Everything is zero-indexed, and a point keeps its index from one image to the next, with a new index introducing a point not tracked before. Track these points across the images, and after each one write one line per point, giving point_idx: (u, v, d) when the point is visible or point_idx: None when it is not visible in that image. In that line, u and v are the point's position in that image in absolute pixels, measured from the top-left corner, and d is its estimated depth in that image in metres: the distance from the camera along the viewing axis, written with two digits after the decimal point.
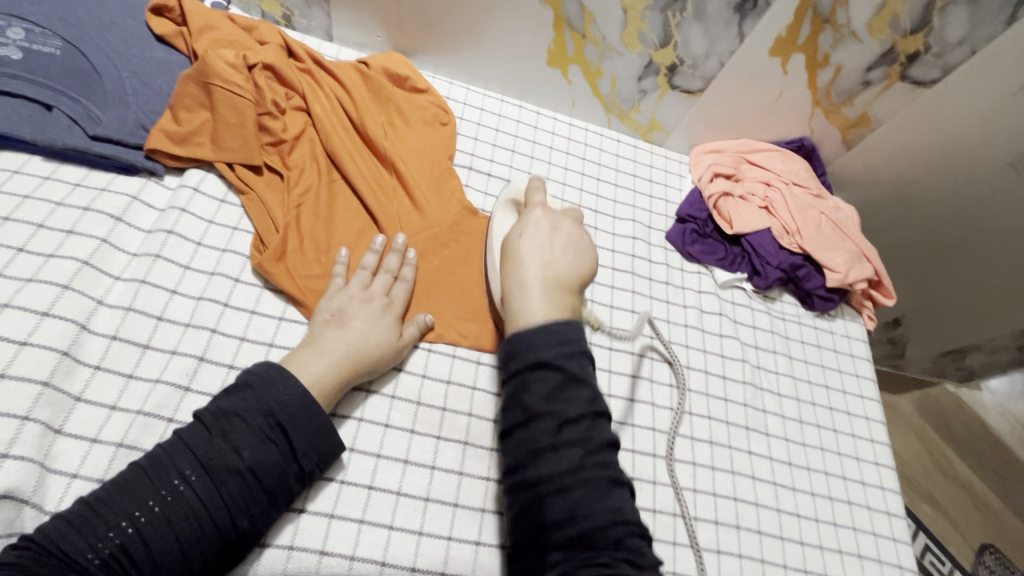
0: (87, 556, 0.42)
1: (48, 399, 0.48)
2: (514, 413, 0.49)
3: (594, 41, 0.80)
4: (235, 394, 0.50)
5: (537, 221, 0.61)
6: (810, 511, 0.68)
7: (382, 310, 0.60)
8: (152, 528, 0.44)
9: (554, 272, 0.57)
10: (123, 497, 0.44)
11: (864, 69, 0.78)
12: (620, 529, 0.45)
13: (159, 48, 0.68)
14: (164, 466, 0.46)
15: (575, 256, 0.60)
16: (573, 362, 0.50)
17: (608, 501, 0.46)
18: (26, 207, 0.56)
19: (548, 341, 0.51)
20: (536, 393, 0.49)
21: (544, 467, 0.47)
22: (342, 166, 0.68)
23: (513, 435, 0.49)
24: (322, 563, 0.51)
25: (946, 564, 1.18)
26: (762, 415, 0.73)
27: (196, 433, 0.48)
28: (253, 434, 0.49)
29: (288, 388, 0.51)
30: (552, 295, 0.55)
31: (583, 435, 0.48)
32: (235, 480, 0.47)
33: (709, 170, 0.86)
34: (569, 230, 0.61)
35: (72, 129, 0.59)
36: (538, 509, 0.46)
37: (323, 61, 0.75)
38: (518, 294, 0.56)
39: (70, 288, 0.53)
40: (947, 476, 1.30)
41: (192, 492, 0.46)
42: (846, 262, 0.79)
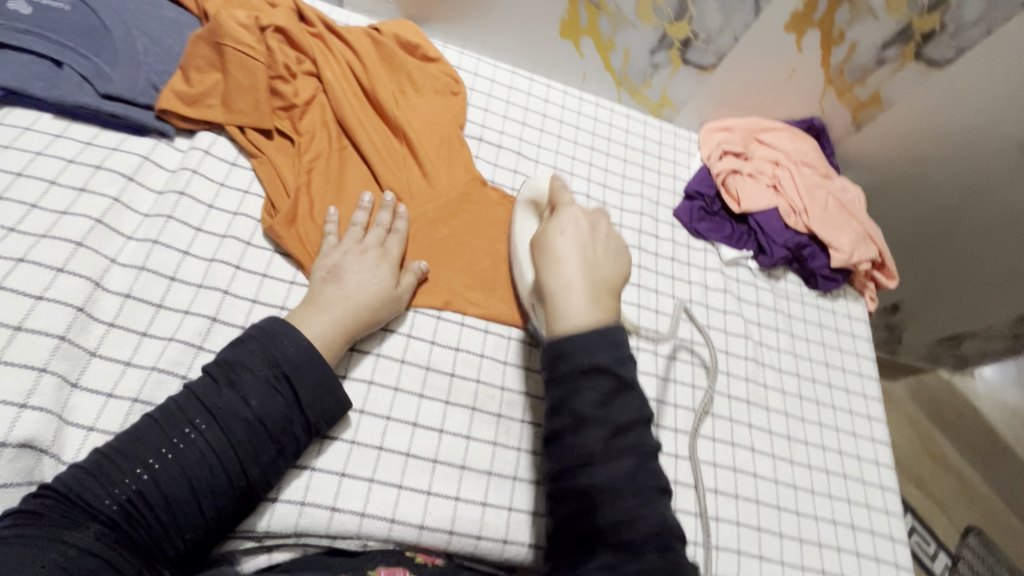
0: (104, 502, 0.43)
1: (65, 353, 0.49)
2: (562, 417, 0.48)
3: (608, 13, 0.79)
4: (240, 345, 0.51)
5: (576, 219, 0.58)
6: (807, 483, 0.70)
7: (377, 261, 0.60)
8: (167, 474, 0.45)
9: (597, 275, 0.55)
10: (136, 444, 0.45)
11: (878, 47, 0.78)
12: (670, 541, 0.45)
13: (169, 8, 0.67)
14: (174, 415, 0.47)
15: (616, 260, 0.57)
16: (622, 367, 0.49)
17: (659, 514, 0.45)
18: (39, 163, 0.56)
19: (598, 345, 0.49)
20: (588, 400, 0.47)
21: (595, 475, 0.45)
22: (353, 133, 0.68)
23: (560, 440, 0.48)
24: (333, 518, 0.52)
25: (931, 545, 1.22)
26: (763, 391, 0.74)
27: (205, 384, 0.49)
28: (260, 383, 0.50)
29: (292, 340, 0.52)
30: (597, 298, 0.53)
31: (634, 444, 0.47)
32: (244, 428, 0.48)
33: (719, 148, 0.86)
34: (608, 229, 0.59)
35: (82, 86, 0.59)
36: (588, 517, 0.45)
37: (335, 26, 0.74)
38: (558, 292, 0.53)
39: (84, 245, 0.54)
40: (936, 459, 1.33)
41: (203, 439, 0.47)
42: (850, 242, 0.80)
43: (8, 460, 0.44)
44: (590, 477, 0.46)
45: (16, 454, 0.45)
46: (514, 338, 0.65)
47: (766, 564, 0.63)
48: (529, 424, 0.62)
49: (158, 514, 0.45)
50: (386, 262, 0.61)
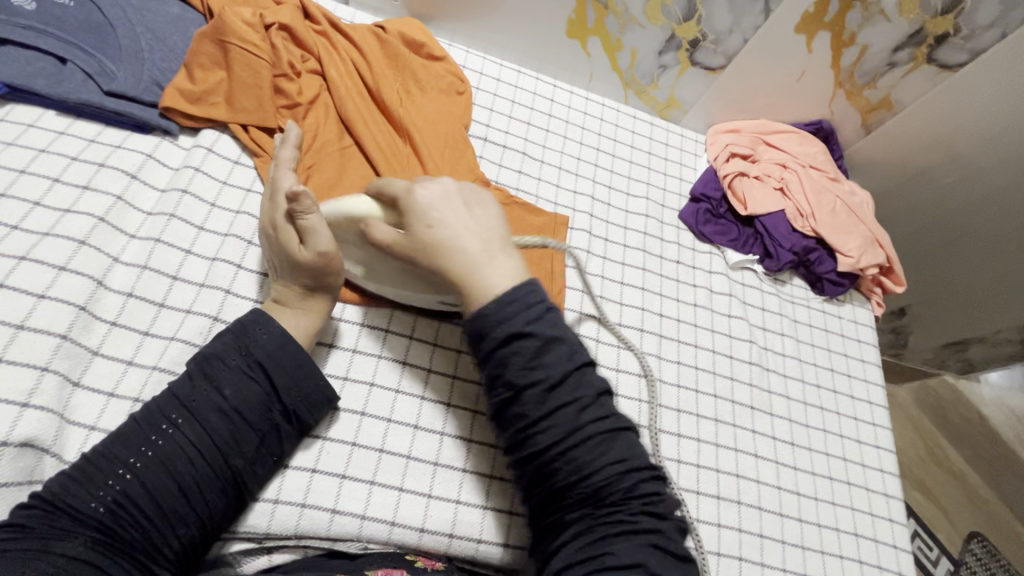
0: (90, 505, 0.43)
1: (67, 352, 0.49)
2: (498, 391, 0.48)
3: (616, 13, 0.79)
4: (214, 340, 0.52)
5: (430, 200, 0.52)
6: (811, 490, 0.70)
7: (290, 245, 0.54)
8: (149, 470, 0.45)
9: (482, 237, 0.52)
10: (115, 445, 0.46)
11: (890, 50, 0.77)
12: (631, 479, 0.47)
13: (174, 5, 0.66)
14: (150, 412, 0.47)
15: (482, 209, 0.55)
16: (542, 324, 0.48)
17: (611, 454, 0.46)
18: (42, 160, 0.56)
19: (515, 310, 0.48)
20: (516, 367, 0.47)
21: (543, 437, 0.46)
22: (358, 132, 0.67)
23: (505, 412, 0.48)
24: (333, 521, 0.52)
25: (934, 550, 1.21)
26: (767, 396, 0.73)
27: (180, 380, 0.49)
28: (233, 372, 0.50)
29: (266, 329, 0.52)
30: (493, 258, 0.51)
31: (572, 395, 0.47)
32: (221, 419, 0.49)
33: (726, 150, 0.85)
34: (467, 188, 0.55)
35: (86, 83, 0.58)
36: (546, 476, 0.47)
37: (340, 24, 0.73)
38: (471, 276, 0.50)
39: (86, 243, 0.53)
40: (941, 464, 1.32)
41: (182, 433, 0.47)
42: (858, 247, 0.80)
43: (9, 459, 0.44)
44: (538, 440, 0.46)
45: (18, 453, 0.45)
46: None
47: (768, 571, 0.63)
48: None
49: (145, 513, 0.45)
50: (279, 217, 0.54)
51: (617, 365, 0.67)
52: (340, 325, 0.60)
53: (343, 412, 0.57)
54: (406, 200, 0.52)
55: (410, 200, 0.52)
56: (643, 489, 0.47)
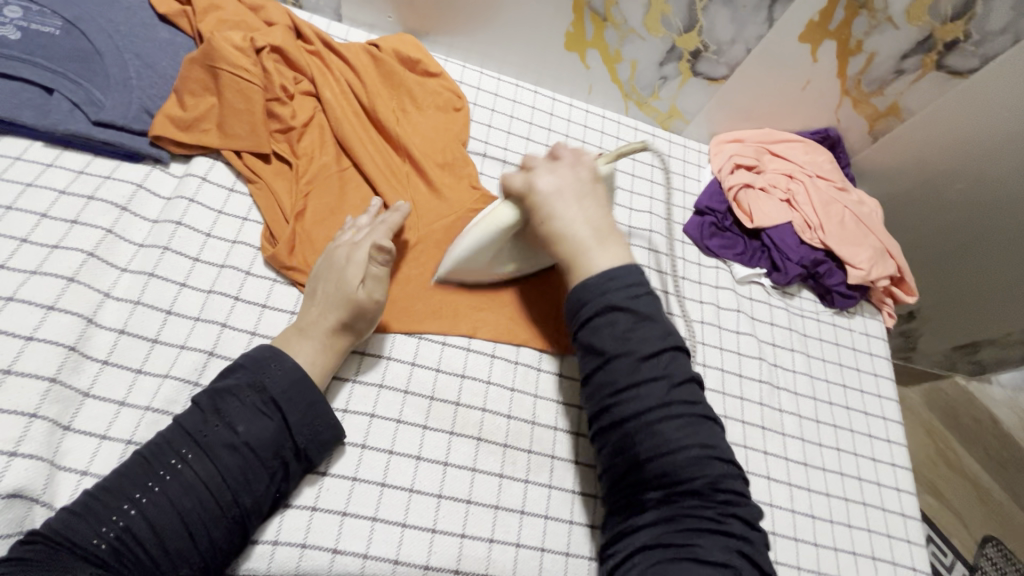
0: (92, 540, 0.42)
1: (56, 396, 0.47)
2: (592, 358, 0.53)
3: (615, 24, 0.76)
4: (228, 374, 0.51)
5: (553, 193, 0.58)
6: (825, 513, 0.67)
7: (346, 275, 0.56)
8: (155, 506, 0.44)
9: (594, 224, 0.58)
10: (122, 478, 0.45)
11: (898, 57, 0.74)
12: (714, 468, 0.50)
13: (162, 29, 0.64)
14: (160, 445, 0.47)
15: (592, 201, 0.60)
16: (639, 303, 0.53)
17: (698, 437, 0.50)
18: (30, 195, 0.54)
19: (612, 287, 0.54)
20: (608, 336, 0.52)
21: (630, 405, 0.51)
22: (354, 154, 0.66)
23: (594, 379, 0.53)
24: (335, 561, 0.50)
25: (948, 555, 1.19)
26: (779, 416, 0.71)
27: (191, 413, 0.48)
28: (247, 409, 0.49)
29: (280, 364, 0.51)
30: (606, 246, 0.57)
31: (664, 370, 0.51)
32: (232, 455, 0.47)
33: (730, 161, 0.83)
34: (577, 181, 0.60)
35: (73, 114, 0.57)
36: (630, 447, 0.51)
37: (334, 43, 0.71)
38: (582, 258, 0.56)
39: (76, 280, 0.52)
40: (953, 468, 1.31)
41: (191, 470, 0.46)
42: (869, 259, 0.78)
43: None
44: (623, 408, 0.51)
45: (6, 504, 0.43)
46: (521, 363, 0.64)
47: None
48: (538, 455, 0.60)
49: (149, 549, 0.44)
50: (355, 256, 0.57)
51: None
52: (356, 356, 0.59)
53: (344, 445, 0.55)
54: (532, 192, 0.58)
55: (531, 194, 0.58)
56: (727, 483, 0.50)
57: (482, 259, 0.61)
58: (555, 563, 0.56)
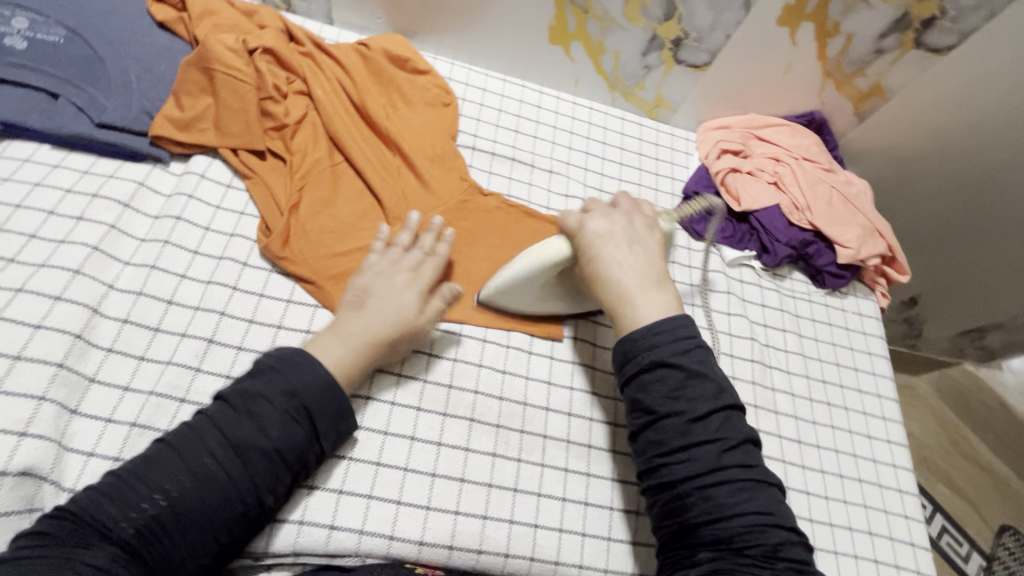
0: (121, 524, 0.43)
1: (63, 380, 0.50)
2: (639, 414, 0.54)
3: (596, 16, 0.78)
4: (261, 375, 0.51)
5: (601, 238, 0.59)
6: (820, 489, 0.68)
7: (404, 284, 0.59)
8: (184, 500, 0.45)
9: (643, 271, 0.58)
10: (155, 469, 0.46)
11: (876, 36, 0.75)
12: (772, 534, 0.48)
13: (160, 35, 0.67)
14: (194, 440, 0.47)
15: (642, 246, 0.60)
16: (690, 359, 0.53)
17: (754, 502, 0.49)
18: (37, 194, 0.57)
19: (663, 340, 0.54)
20: (657, 394, 0.53)
21: (682, 468, 0.51)
22: (346, 149, 0.69)
23: (643, 436, 0.54)
24: (332, 536, 0.52)
25: (965, 546, 1.19)
26: (772, 394, 0.72)
27: (223, 409, 0.49)
28: (278, 415, 0.49)
29: (313, 371, 0.51)
30: (653, 295, 0.57)
31: (716, 433, 0.51)
32: (262, 461, 0.48)
33: (717, 147, 0.84)
34: (630, 228, 0.60)
35: (78, 117, 0.60)
36: (681, 509, 0.50)
37: (324, 44, 0.74)
38: (626, 306, 0.56)
39: (80, 272, 0.54)
40: (968, 458, 1.29)
41: (221, 470, 0.46)
42: (857, 237, 0.78)
43: (9, 488, 0.45)
44: (675, 471, 0.51)
45: (16, 482, 0.46)
46: (514, 346, 0.65)
47: None
48: (531, 435, 0.61)
49: (173, 539, 0.44)
50: (415, 285, 0.59)
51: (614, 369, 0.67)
52: None
53: None
54: (581, 236, 0.59)
55: (580, 240, 0.59)
56: (787, 551, 0.48)
57: (530, 288, 0.61)
58: (548, 539, 0.56)
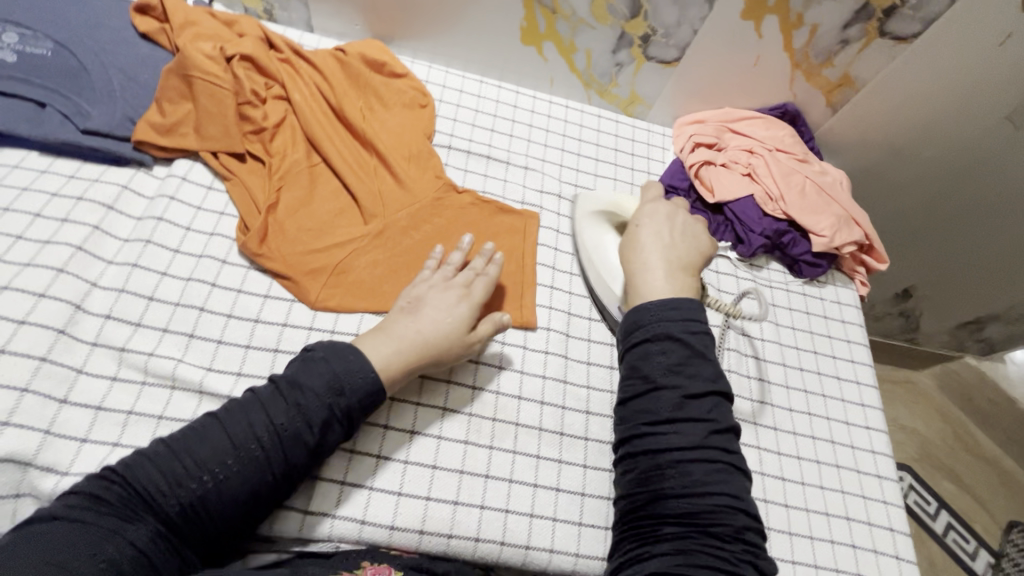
0: (169, 501, 0.45)
1: (46, 372, 0.52)
2: (636, 382, 0.56)
3: (565, 16, 0.80)
4: (311, 367, 0.53)
5: (654, 212, 0.68)
6: (796, 474, 0.68)
7: (458, 300, 0.61)
8: (229, 484, 0.47)
9: (678, 256, 0.63)
10: (204, 450, 0.47)
11: (841, 27, 0.76)
12: (739, 518, 0.50)
13: (144, 45, 0.70)
14: (243, 426, 0.49)
15: (693, 240, 0.66)
16: (695, 340, 0.56)
17: (727, 485, 0.50)
18: (25, 197, 0.60)
19: (675, 314, 0.57)
20: (659, 365, 0.55)
21: (665, 440, 0.52)
22: (323, 150, 0.71)
23: (634, 405, 0.55)
24: (305, 521, 0.53)
25: (971, 543, 1.17)
26: (747, 382, 0.72)
27: (273, 397, 0.51)
28: (324, 411, 0.51)
29: (361, 372, 0.53)
30: (675, 278, 0.61)
31: (706, 415, 0.53)
32: (303, 453, 0.50)
33: (691, 141, 0.85)
34: (682, 218, 0.67)
35: (64, 124, 0.63)
36: (657, 480, 0.51)
37: (302, 51, 0.77)
38: (643, 275, 0.62)
39: (64, 270, 0.57)
40: (972, 453, 1.27)
41: (267, 458, 0.49)
42: (831, 226, 0.79)
43: None
44: (657, 440, 0.52)
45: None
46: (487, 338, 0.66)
47: None
48: (503, 423, 0.62)
49: (215, 517, 0.47)
50: (453, 295, 0.61)
51: (587, 358, 0.68)
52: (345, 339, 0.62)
53: None
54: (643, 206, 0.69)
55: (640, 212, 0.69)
56: (747, 535, 0.50)
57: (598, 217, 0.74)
58: (519, 524, 0.57)
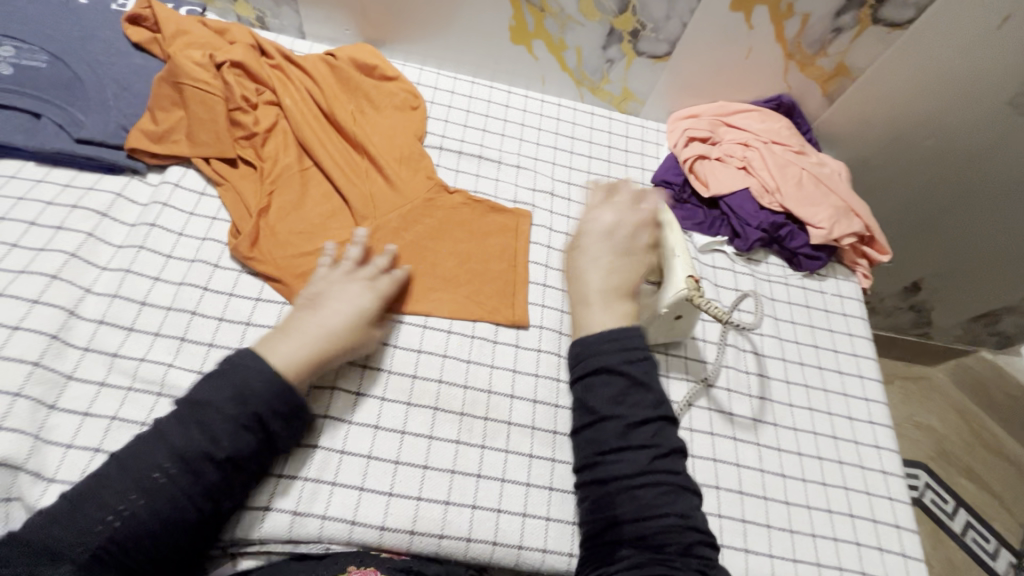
0: (76, 549, 0.44)
1: (39, 377, 0.53)
2: (583, 414, 0.55)
3: (553, 14, 0.80)
4: (212, 380, 0.52)
5: (595, 228, 0.64)
6: (797, 471, 0.67)
7: (359, 294, 0.60)
8: (138, 516, 0.46)
9: (615, 280, 0.61)
10: (106, 492, 0.46)
11: (832, 15, 0.75)
12: (690, 537, 0.49)
13: (137, 55, 0.72)
14: (140, 459, 0.48)
15: (632, 257, 0.62)
16: (634, 368, 0.55)
17: (677, 506, 0.50)
18: (21, 207, 0.61)
19: (612, 347, 0.56)
20: (602, 396, 0.54)
21: (613, 467, 0.52)
22: (314, 153, 0.71)
23: (583, 435, 0.55)
24: (295, 522, 0.53)
25: (991, 542, 1.14)
26: (746, 377, 0.71)
27: (172, 423, 0.50)
28: (229, 423, 0.50)
29: (261, 375, 0.52)
30: (613, 305, 0.59)
31: (651, 439, 0.52)
32: (214, 469, 0.49)
33: (684, 135, 0.85)
34: (631, 232, 0.63)
35: (59, 134, 0.64)
36: (609, 507, 0.51)
37: (293, 56, 0.77)
38: (582, 305, 0.60)
39: (58, 277, 0.58)
40: (991, 449, 1.24)
41: (172, 483, 0.47)
42: (829, 217, 0.78)
43: None
44: (606, 469, 0.52)
45: None
46: (481, 338, 0.66)
47: (753, 557, 0.60)
48: (495, 422, 0.61)
49: (134, 556, 0.46)
50: (353, 298, 0.60)
51: None
52: None
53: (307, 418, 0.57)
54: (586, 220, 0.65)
55: (581, 229, 0.65)
56: (699, 551, 0.49)
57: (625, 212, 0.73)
58: (512, 524, 0.56)
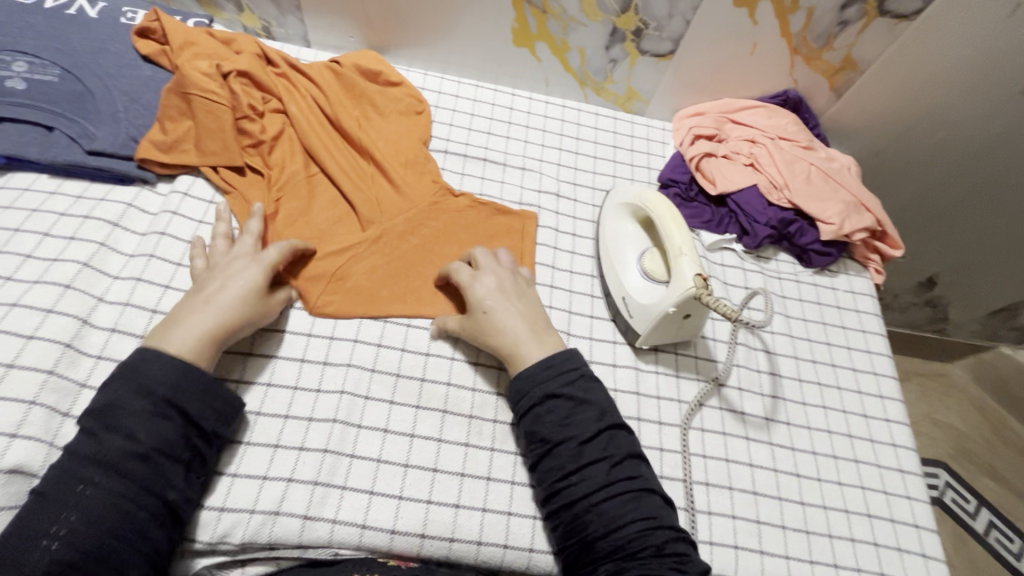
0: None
1: (53, 385, 0.53)
2: (536, 446, 0.55)
3: (555, 16, 0.79)
4: (110, 386, 0.50)
5: (488, 288, 0.62)
6: (812, 471, 0.66)
7: (246, 262, 0.59)
8: (79, 535, 0.44)
9: (529, 320, 0.61)
10: (35, 523, 0.44)
11: (838, 8, 0.74)
12: (660, 535, 0.50)
13: (146, 67, 0.73)
14: (59, 484, 0.46)
15: (527, 296, 0.64)
16: (575, 387, 0.56)
17: (640, 509, 0.51)
18: (34, 219, 0.62)
19: (549, 375, 0.56)
20: (550, 424, 0.54)
21: (576, 488, 0.52)
22: (320, 160, 0.72)
23: (541, 465, 0.55)
24: (305, 527, 0.53)
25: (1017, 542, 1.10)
26: (757, 376, 0.70)
27: (83, 440, 0.48)
28: (142, 415, 0.49)
29: (159, 358, 0.51)
30: (541, 337, 0.60)
31: (603, 451, 0.53)
32: (140, 463, 0.48)
33: (690, 133, 0.84)
34: (515, 280, 0.64)
35: (71, 147, 0.66)
36: (580, 528, 0.51)
37: (299, 64, 0.78)
38: (519, 351, 0.59)
39: (71, 287, 0.59)
40: (1015, 447, 1.21)
41: (99, 489, 0.46)
42: (839, 212, 0.76)
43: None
44: (570, 492, 0.52)
45: (7, 479, 0.49)
46: None
47: (768, 559, 0.59)
48: (504, 424, 0.61)
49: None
50: (244, 267, 0.59)
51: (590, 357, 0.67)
52: (347, 343, 0.63)
53: (316, 422, 0.58)
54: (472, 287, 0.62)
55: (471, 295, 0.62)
56: (672, 547, 0.50)
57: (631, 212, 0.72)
58: (522, 527, 0.56)
